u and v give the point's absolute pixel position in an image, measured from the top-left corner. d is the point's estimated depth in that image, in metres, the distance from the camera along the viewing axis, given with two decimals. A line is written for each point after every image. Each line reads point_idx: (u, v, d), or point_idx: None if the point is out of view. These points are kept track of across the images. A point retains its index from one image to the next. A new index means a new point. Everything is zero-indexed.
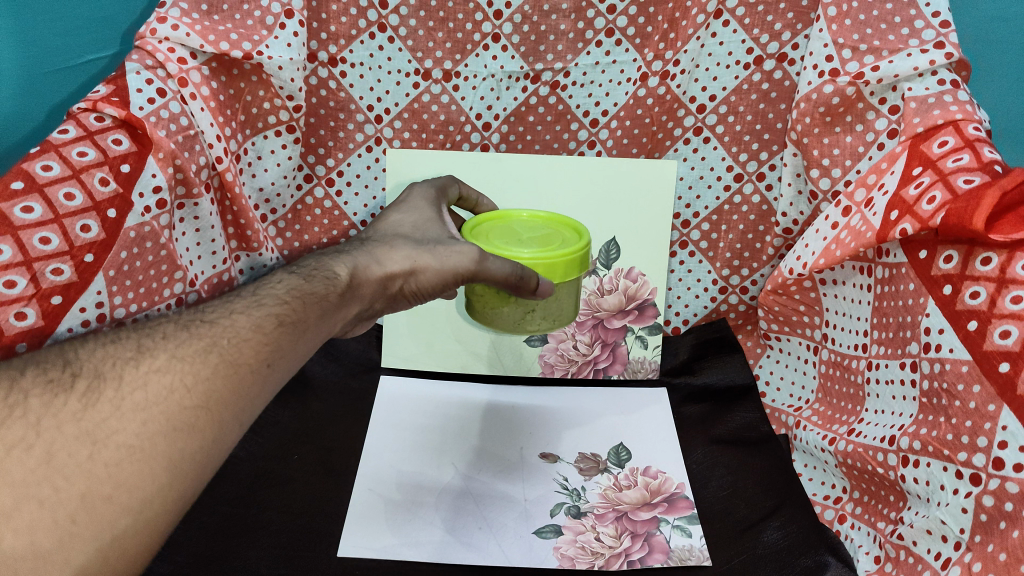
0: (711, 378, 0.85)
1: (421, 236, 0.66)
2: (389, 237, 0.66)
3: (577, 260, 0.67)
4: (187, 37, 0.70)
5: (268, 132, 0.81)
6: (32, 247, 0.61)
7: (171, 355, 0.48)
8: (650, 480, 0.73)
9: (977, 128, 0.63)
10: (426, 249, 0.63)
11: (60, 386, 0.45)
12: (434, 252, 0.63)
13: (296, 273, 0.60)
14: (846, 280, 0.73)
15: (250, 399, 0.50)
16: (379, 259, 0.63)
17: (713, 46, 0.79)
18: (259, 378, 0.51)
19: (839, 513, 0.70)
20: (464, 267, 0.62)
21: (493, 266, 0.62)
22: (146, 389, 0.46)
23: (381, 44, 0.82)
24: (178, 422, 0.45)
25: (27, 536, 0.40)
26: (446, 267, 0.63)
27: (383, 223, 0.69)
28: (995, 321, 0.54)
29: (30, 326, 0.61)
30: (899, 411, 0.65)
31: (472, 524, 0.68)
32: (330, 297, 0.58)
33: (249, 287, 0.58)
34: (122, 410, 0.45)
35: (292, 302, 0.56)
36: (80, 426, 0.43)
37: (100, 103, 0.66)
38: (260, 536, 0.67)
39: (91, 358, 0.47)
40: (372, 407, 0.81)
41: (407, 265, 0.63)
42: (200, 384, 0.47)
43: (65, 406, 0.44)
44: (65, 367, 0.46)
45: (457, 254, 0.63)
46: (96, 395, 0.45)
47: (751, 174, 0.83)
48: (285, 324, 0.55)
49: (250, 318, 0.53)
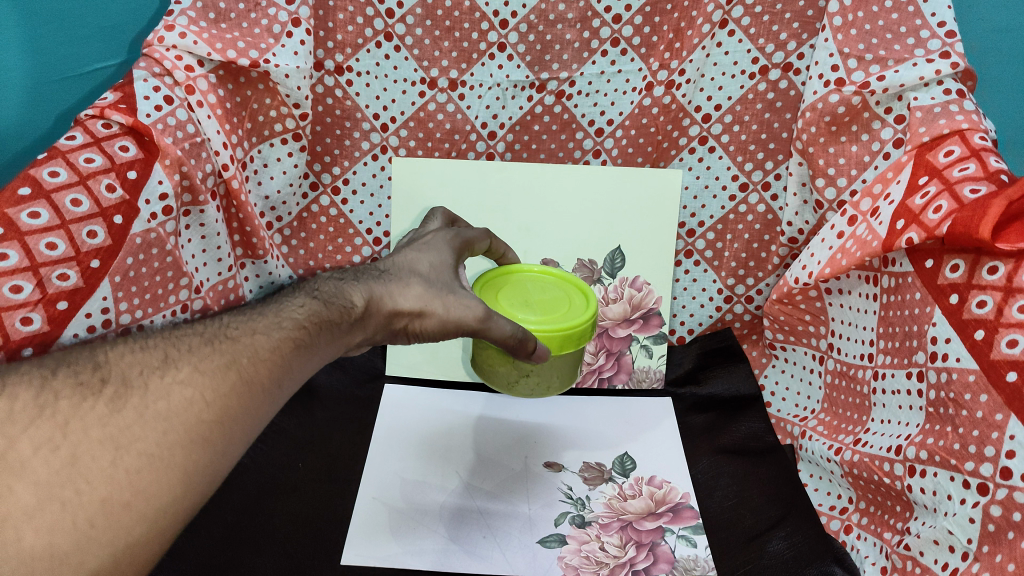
0: (716, 387, 0.84)
1: (439, 278, 0.64)
2: (408, 271, 0.64)
3: (574, 333, 0.66)
4: (195, 45, 0.71)
5: (275, 140, 0.82)
6: (39, 253, 0.61)
7: (194, 368, 0.48)
8: (655, 489, 0.73)
9: (983, 138, 0.63)
10: (441, 292, 0.61)
11: (89, 389, 0.46)
12: (448, 297, 0.61)
13: (317, 295, 0.58)
14: (852, 289, 0.72)
15: (260, 419, 0.50)
16: (392, 291, 0.60)
17: (719, 56, 0.79)
18: (269, 400, 0.51)
19: (845, 524, 0.68)
20: (468, 321, 0.60)
21: (499, 325, 0.60)
22: (169, 400, 0.46)
23: (388, 53, 0.82)
24: (195, 436, 0.45)
25: (46, 536, 0.40)
26: (451, 316, 0.60)
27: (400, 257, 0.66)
28: (1002, 330, 0.54)
29: (35, 331, 0.61)
30: (905, 421, 0.65)
31: (476, 534, 0.68)
32: (342, 324, 0.57)
33: (269, 306, 0.57)
34: (146, 418, 0.45)
35: (308, 327, 0.55)
36: (105, 431, 0.44)
37: (108, 110, 0.67)
38: (265, 545, 0.66)
39: (120, 364, 0.48)
40: (375, 415, 0.81)
41: (416, 305, 0.60)
42: (218, 399, 0.47)
43: (93, 410, 0.44)
44: (96, 370, 0.47)
45: (467, 305, 0.61)
46: (122, 401, 0.45)
47: (757, 184, 0.83)
48: (299, 348, 0.54)
49: (270, 339, 0.53)
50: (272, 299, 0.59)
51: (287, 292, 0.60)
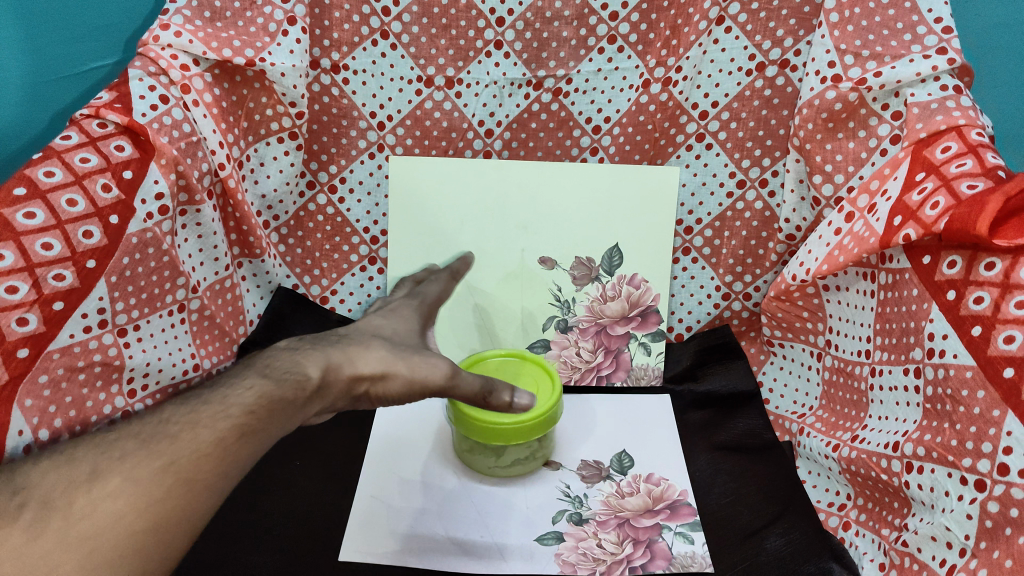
0: (714, 385, 0.84)
1: (398, 341, 0.63)
2: (366, 337, 0.63)
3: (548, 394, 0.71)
4: (190, 43, 0.71)
5: (271, 139, 0.82)
6: (34, 253, 0.60)
7: (123, 479, 0.49)
8: (652, 487, 0.73)
9: (980, 133, 0.63)
10: (401, 356, 0.61)
11: (6, 516, 0.46)
12: (410, 362, 0.60)
13: (264, 373, 0.57)
14: (849, 286, 0.72)
15: (201, 518, 0.51)
16: (350, 359, 0.59)
17: (715, 53, 0.79)
18: (211, 496, 0.51)
19: (844, 520, 0.68)
20: (434, 381, 0.60)
21: (467, 381, 0.61)
22: (94, 518, 0.47)
23: (384, 51, 0.82)
24: (124, 550, 0.47)
25: None
26: (416, 377, 0.60)
27: (363, 323, 0.66)
28: (999, 326, 0.54)
29: (31, 331, 0.60)
30: (903, 417, 0.65)
31: (474, 532, 0.68)
32: (297, 401, 0.56)
33: (211, 391, 0.56)
34: (68, 541, 0.46)
35: (256, 411, 0.54)
36: (25, 560, 0.45)
37: (104, 109, 0.67)
38: (262, 542, 0.66)
39: (41, 485, 0.49)
40: (371, 412, 0.81)
41: (378, 368, 0.60)
42: (150, 507, 0.48)
43: (12, 537, 0.46)
44: (15, 494, 0.48)
45: (430, 367, 0.61)
46: (42, 526, 0.47)
47: (754, 180, 0.83)
48: (244, 436, 0.53)
49: (209, 433, 0.52)
50: (215, 381, 0.58)
51: (233, 371, 0.58)
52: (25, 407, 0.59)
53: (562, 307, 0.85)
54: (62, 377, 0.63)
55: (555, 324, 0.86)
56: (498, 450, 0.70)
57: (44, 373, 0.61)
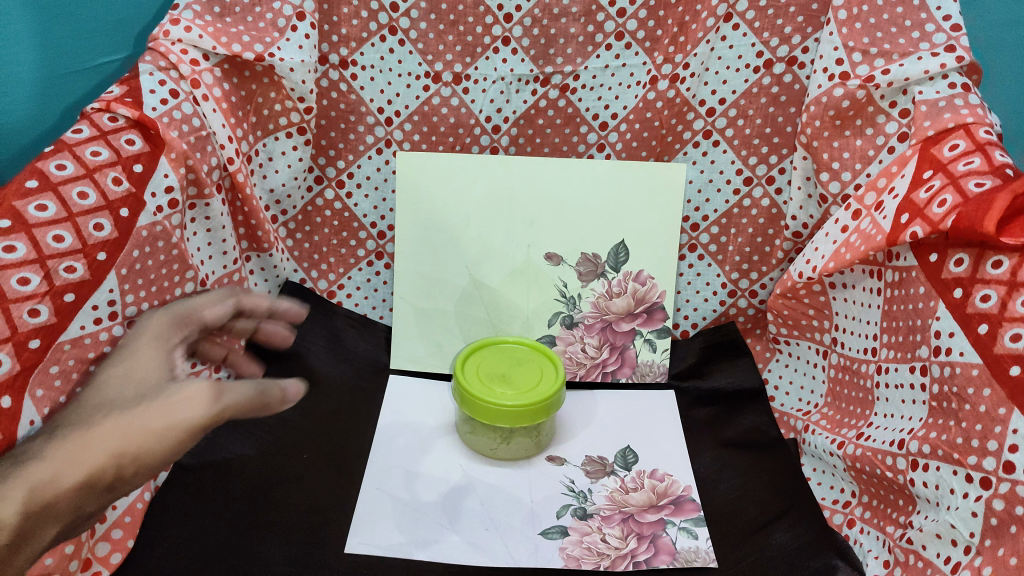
0: (719, 382, 0.84)
1: (135, 397, 0.51)
2: (88, 416, 0.51)
3: (547, 372, 0.76)
4: (200, 39, 0.72)
5: (279, 133, 0.82)
6: (46, 245, 0.59)
7: None
8: (657, 482, 0.73)
9: (988, 131, 0.64)
10: (124, 418, 0.48)
11: None
12: (145, 415, 0.48)
13: None
14: (856, 283, 0.72)
15: None
16: (23, 471, 0.47)
17: (723, 50, 0.79)
18: None
19: (848, 517, 0.68)
20: (192, 420, 0.48)
21: (230, 397, 0.49)
22: None
23: (392, 46, 0.83)
24: None
25: None
26: (160, 426, 0.48)
27: (92, 388, 0.55)
28: (1006, 324, 0.54)
29: (43, 323, 0.58)
30: (909, 415, 0.65)
31: (479, 525, 0.68)
32: None
33: None
34: None
35: None
36: None
37: (114, 103, 0.68)
38: (269, 533, 0.66)
39: None
40: (380, 407, 0.82)
41: (87, 465, 0.47)
42: None
43: None
44: None
45: (180, 403, 0.48)
46: None
47: (761, 178, 0.83)
48: None
49: None
50: None
51: None
52: (37, 398, 0.56)
53: (568, 303, 0.85)
54: (73, 368, 0.61)
55: (561, 319, 0.86)
56: (502, 435, 0.73)
57: (56, 364, 0.59)
